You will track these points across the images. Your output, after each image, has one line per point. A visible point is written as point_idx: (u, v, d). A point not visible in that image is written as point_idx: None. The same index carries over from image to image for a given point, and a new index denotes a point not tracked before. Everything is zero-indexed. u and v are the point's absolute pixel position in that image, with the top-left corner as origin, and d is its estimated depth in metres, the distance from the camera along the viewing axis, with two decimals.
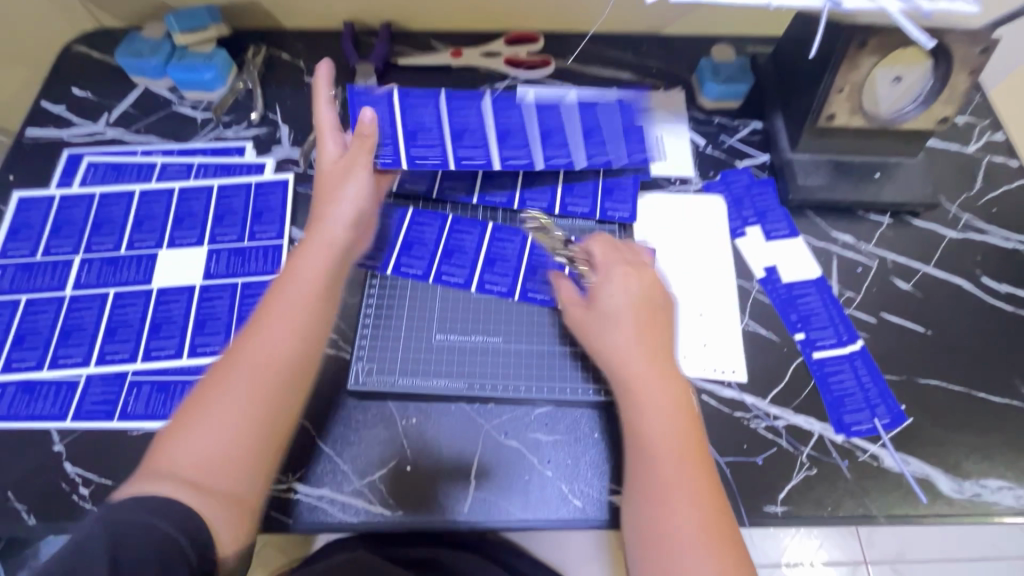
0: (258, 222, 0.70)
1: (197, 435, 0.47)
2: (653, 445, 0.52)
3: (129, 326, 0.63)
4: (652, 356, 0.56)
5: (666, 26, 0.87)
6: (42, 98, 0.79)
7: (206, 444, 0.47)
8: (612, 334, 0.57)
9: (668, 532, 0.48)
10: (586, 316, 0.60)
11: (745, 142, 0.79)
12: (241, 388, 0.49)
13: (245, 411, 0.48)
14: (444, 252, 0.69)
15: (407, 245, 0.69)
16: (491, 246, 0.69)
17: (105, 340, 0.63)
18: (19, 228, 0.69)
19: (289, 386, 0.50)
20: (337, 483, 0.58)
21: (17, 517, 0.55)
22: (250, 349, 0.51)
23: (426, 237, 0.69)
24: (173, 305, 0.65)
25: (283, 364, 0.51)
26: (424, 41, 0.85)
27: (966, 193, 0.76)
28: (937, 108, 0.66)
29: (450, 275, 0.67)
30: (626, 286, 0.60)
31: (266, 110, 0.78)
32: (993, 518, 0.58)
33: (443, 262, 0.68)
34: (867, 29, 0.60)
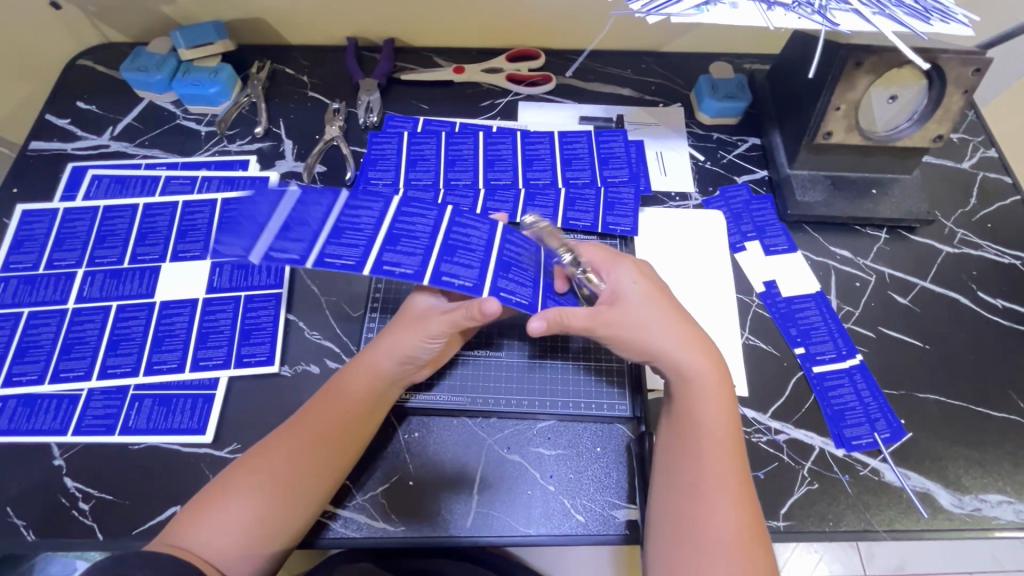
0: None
1: (236, 501, 0.48)
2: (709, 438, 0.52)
3: (132, 339, 0.63)
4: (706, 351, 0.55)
5: (665, 44, 0.88)
6: (47, 111, 0.79)
7: (222, 523, 0.47)
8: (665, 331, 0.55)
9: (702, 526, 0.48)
10: (620, 311, 0.56)
11: (744, 158, 0.80)
12: (257, 492, 0.49)
13: (265, 506, 0.49)
14: (388, 238, 0.54)
15: (339, 229, 0.53)
16: (451, 234, 0.57)
17: (108, 353, 0.63)
18: (22, 240, 0.69)
19: (293, 508, 0.50)
20: (346, 501, 0.58)
21: (16, 533, 0.55)
22: (276, 456, 0.51)
23: (363, 223, 0.54)
24: (177, 318, 0.65)
25: (296, 484, 0.50)
26: (427, 57, 0.87)
27: (961, 209, 0.77)
28: (931, 127, 0.67)
29: (396, 265, 0.53)
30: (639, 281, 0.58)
31: (269, 124, 0.79)
32: (992, 532, 0.58)
33: (387, 249, 0.54)
34: (862, 50, 0.61)
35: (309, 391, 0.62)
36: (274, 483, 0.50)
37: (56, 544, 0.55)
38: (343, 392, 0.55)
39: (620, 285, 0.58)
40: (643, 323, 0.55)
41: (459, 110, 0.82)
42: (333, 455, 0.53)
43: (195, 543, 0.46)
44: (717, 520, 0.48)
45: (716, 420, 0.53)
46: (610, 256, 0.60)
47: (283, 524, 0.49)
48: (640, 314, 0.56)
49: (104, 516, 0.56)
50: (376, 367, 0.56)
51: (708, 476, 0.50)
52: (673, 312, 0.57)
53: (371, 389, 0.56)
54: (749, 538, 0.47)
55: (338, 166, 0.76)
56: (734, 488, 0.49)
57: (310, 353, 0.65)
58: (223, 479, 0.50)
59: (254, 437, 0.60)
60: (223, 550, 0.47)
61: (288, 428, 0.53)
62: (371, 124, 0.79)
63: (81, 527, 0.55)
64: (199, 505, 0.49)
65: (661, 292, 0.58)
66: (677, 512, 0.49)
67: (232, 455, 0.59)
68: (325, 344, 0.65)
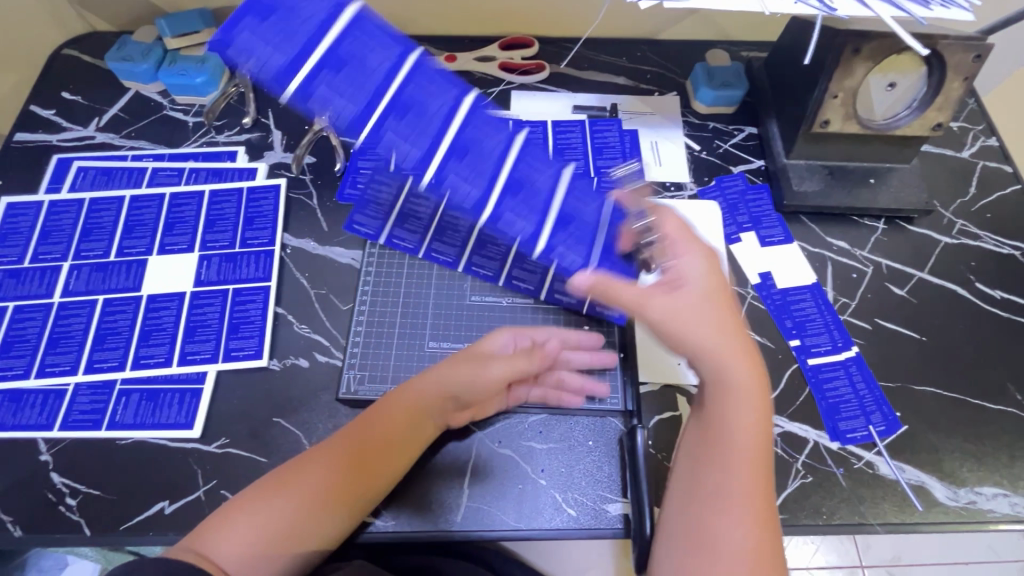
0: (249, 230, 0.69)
1: (266, 508, 0.48)
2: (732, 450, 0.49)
3: (119, 333, 0.63)
4: (735, 338, 0.52)
5: (661, 31, 0.87)
6: (32, 102, 0.78)
7: (245, 532, 0.46)
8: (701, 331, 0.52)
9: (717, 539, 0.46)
10: (663, 294, 0.54)
11: (740, 147, 0.78)
12: (285, 507, 0.48)
13: (289, 518, 0.48)
14: (437, 230, 0.70)
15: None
16: (482, 224, 0.63)
17: (94, 348, 0.62)
18: (8, 233, 0.68)
19: (322, 523, 0.49)
20: (377, 512, 0.57)
21: (3, 528, 0.55)
22: (307, 475, 0.50)
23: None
24: (164, 312, 0.64)
25: (327, 499, 0.50)
26: (418, 45, 0.85)
27: (960, 198, 0.76)
28: (931, 114, 0.66)
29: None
30: (697, 264, 0.56)
31: (258, 115, 0.78)
32: (988, 526, 0.58)
33: (434, 241, 0.70)
34: (859, 35, 0.59)
35: (298, 385, 0.62)
36: (306, 493, 0.49)
37: (42, 540, 0.55)
38: (385, 414, 0.55)
39: (681, 270, 0.55)
40: (683, 313, 0.53)
41: None
42: (370, 474, 0.52)
43: (220, 548, 0.45)
44: (733, 534, 0.46)
45: (741, 431, 0.50)
46: (688, 241, 0.57)
47: (309, 537, 0.48)
48: (682, 302, 0.53)
49: (92, 511, 0.55)
50: (420, 392, 0.56)
51: (729, 490, 0.48)
52: (726, 308, 0.54)
53: (412, 412, 0.55)
54: (764, 553, 0.45)
55: (327, 157, 0.75)
56: (757, 502, 0.47)
57: (299, 347, 0.64)
58: (254, 487, 0.50)
59: (243, 431, 0.59)
60: (245, 556, 0.45)
61: (323, 445, 0.53)
62: None
63: (67, 522, 0.55)
64: (225, 510, 0.48)
65: (720, 287, 0.55)
66: (692, 523, 0.48)
67: (220, 450, 0.58)
68: (314, 338, 0.65)
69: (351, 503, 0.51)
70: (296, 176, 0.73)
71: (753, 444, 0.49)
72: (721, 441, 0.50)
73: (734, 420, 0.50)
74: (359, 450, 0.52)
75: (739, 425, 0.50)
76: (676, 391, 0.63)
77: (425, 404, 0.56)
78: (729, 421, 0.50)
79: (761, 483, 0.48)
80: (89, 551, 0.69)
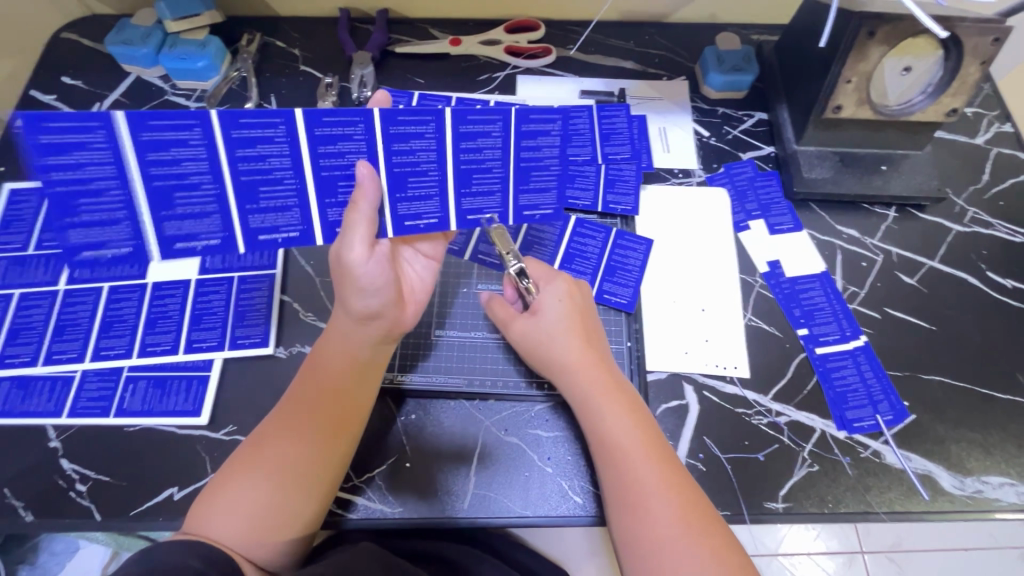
0: (330, 197, 0.49)
1: (242, 489, 0.48)
2: (635, 450, 0.51)
3: (90, 152, 0.42)
4: (604, 359, 0.57)
5: (670, 14, 0.85)
6: (32, 87, 0.77)
7: (231, 509, 0.47)
8: (554, 342, 0.57)
9: (649, 536, 0.47)
10: (528, 326, 0.59)
11: (750, 134, 0.77)
12: (259, 483, 0.48)
13: (264, 493, 0.48)
14: (396, 182, 0.50)
15: (399, 180, 0.50)
16: (397, 163, 0.49)
17: (44, 155, 0.41)
18: (10, 220, 0.68)
19: (301, 492, 0.49)
20: (368, 492, 0.57)
21: (14, 514, 0.55)
22: (267, 453, 0.49)
23: (421, 161, 0.49)
24: (144, 158, 0.43)
25: (294, 465, 0.49)
26: (422, 29, 0.84)
27: (973, 185, 0.75)
28: (946, 100, 0.64)
29: (418, 216, 0.53)
30: (567, 296, 0.59)
31: (261, 100, 0.77)
32: (993, 514, 0.58)
33: (396, 198, 0.51)
34: (876, 18, 0.58)
35: None
36: (273, 468, 0.49)
37: (53, 525, 0.55)
38: (326, 367, 0.53)
39: (540, 299, 0.59)
40: (539, 339, 0.57)
41: (456, 84, 0.80)
42: (326, 430, 0.51)
43: (210, 527, 0.46)
44: (660, 518, 0.47)
45: (625, 433, 0.52)
46: (549, 273, 0.62)
47: (295, 511, 0.49)
48: (537, 335, 0.58)
49: (101, 497, 0.56)
50: (352, 336, 0.54)
51: (637, 483, 0.49)
52: (578, 327, 0.58)
53: (352, 356, 0.54)
54: (703, 543, 0.46)
55: None
56: (670, 484, 0.49)
57: (305, 335, 0.64)
58: (226, 468, 0.50)
59: (250, 418, 0.59)
60: (235, 534, 0.46)
61: (278, 413, 0.52)
62: (365, 99, 0.76)
63: (78, 507, 0.55)
64: (206, 495, 0.48)
65: (580, 315, 0.59)
66: (626, 524, 0.49)
67: (228, 437, 0.59)
68: (320, 326, 0.65)
69: (318, 471, 0.50)
70: None
71: (643, 438, 0.52)
72: (614, 447, 0.52)
73: (610, 422, 0.53)
74: (315, 413, 0.51)
75: (621, 426, 0.52)
76: (682, 379, 0.63)
77: (358, 342, 0.54)
78: (608, 421, 0.53)
79: (659, 462, 0.50)
80: (97, 537, 0.70)
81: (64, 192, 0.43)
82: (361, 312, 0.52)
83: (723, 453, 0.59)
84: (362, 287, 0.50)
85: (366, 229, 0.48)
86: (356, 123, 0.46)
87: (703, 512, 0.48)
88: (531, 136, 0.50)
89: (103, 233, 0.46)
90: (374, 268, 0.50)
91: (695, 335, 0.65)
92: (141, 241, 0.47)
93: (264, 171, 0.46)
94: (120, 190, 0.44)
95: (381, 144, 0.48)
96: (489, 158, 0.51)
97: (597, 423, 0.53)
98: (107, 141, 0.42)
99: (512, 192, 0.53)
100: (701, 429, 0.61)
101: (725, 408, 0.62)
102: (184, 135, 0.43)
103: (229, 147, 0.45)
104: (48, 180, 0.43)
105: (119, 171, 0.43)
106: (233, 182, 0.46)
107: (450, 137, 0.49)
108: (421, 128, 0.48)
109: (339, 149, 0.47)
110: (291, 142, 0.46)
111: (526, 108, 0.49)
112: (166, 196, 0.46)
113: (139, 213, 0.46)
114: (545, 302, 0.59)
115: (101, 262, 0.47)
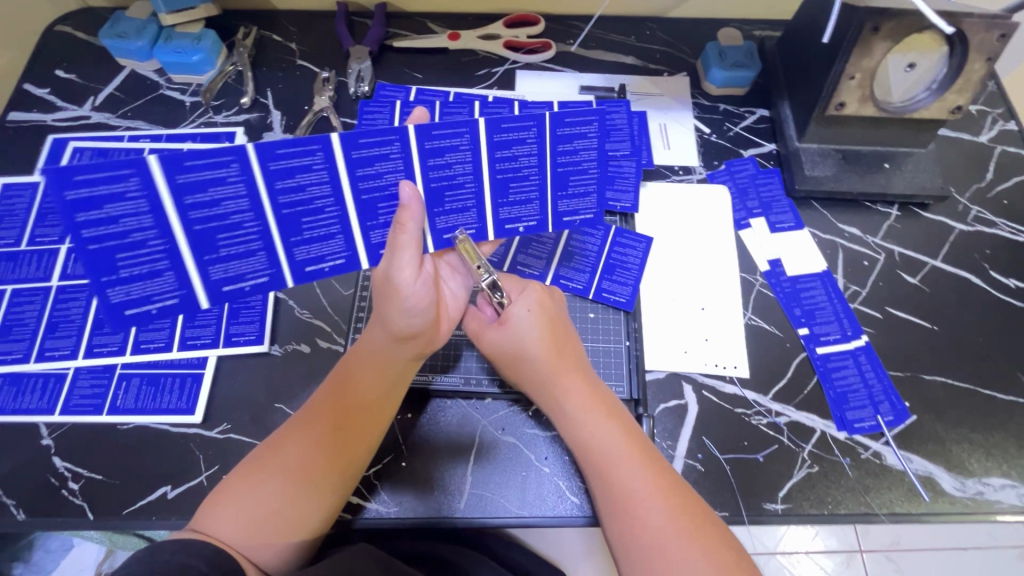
0: (370, 219, 0.51)
1: (255, 487, 0.47)
2: (624, 461, 0.50)
3: (125, 204, 0.43)
4: (582, 371, 0.55)
5: (671, 9, 0.84)
6: (25, 80, 0.76)
7: (243, 511, 0.46)
8: (527, 354, 0.55)
9: (642, 547, 0.46)
10: (497, 335, 0.56)
11: (751, 131, 0.76)
12: (274, 487, 0.47)
13: (280, 498, 0.47)
14: (364, 208, 0.51)
15: (368, 206, 0.51)
16: (364, 188, 0.49)
17: (77, 211, 0.41)
18: (3, 215, 0.67)
19: (318, 498, 0.49)
20: (362, 491, 0.57)
21: (6, 512, 0.55)
22: (281, 457, 0.49)
23: (388, 182, 0.50)
24: (183, 207, 0.44)
25: (315, 471, 0.49)
26: (420, 23, 0.83)
27: (976, 184, 0.74)
28: (950, 97, 0.64)
29: (456, 226, 0.55)
30: (538, 303, 0.57)
31: (257, 94, 0.76)
32: (993, 516, 0.57)
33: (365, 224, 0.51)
34: (880, 13, 0.57)
35: (300, 371, 0.61)
36: (288, 469, 0.48)
37: (46, 524, 0.54)
38: (356, 376, 0.53)
39: (508, 310, 0.56)
40: (517, 352, 0.55)
41: (454, 79, 0.79)
42: (349, 440, 0.51)
43: (220, 526, 0.46)
44: (653, 524, 0.47)
45: (610, 439, 0.51)
46: (519, 283, 0.59)
47: (304, 515, 0.48)
48: (511, 346, 0.56)
49: (94, 495, 0.55)
50: (383, 350, 0.53)
51: (626, 490, 0.48)
52: (550, 337, 0.56)
53: (381, 370, 0.53)
54: (700, 549, 0.45)
55: None
56: (663, 488, 0.48)
57: (300, 333, 0.63)
58: (243, 465, 0.49)
59: (244, 416, 0.59)
60: (241, 532, 0.46)
61: (301, 416, 0.52)
62: (362, 94, 0.75)
63: (70, 506, 0.55)
64: (216, 494, 0.48)
65: (555, 325, 0.57)
66: (619, 536, 0.48)
67: (222, 436, 0.58)
68: (316, 323, 0.64)
69: (338, 480, 0.50)
70: None
71: (632, 448, 0.51)
72: (604, 458, 0.50)
73: (593, 429, 0.52)
74: (335, 418, 0.51)
75: (605, 434, 0.51)
76: (681, 379, 0.62)
77: (390, 358, 0.53)
78: (591, 429, 0.52)
79: (651, 467, 0.50)
80: (90, 534, 0.69)
81: (101, 249, 0.44)
82: (402, 331, 0.52)
83: (721, 454, 0.59)
84: (406, 307, 0.51)
85: (414, 251, 0.51)
86: (391, 143, 0.47)
87: (701, 517, 0.47)
88: (568, 139, 0.52)
89: (146, 287, 0.47)
90: (420, 289, 0.52)
91: (694, 334, 0.64)
92: (187, 288, 0.49)
93: (305, 201, 0.48)
94: (162, 241, 0.45)
95: (417, 161, 0.49)
96: (525, 165, 0.52)
97: (580, 431, 0.52)
98: (141, 188, 0.42)
99: (547, 194, 0.55)
100: (700, 429, 0.60)
101: (724, 409, 0.61)
102: (222, 173, 0.44)
103: (266, 183, 0.46)
104: (81, 236, 0.42)
105: (158, 222, 0.44)
106: (275, 216, 0.48)
107: (485, 147, 0.50)
108: (456, 141, 0.49)
109: (376, 170, 0.48)
110: (329, 166, 0.47)
111: (496, 120, 0.48)
112: (208, 239, 0.47)
113: (182, 261, 0.47)
114: (515, 314, 0.56)
115: (147, 315, 0.49)
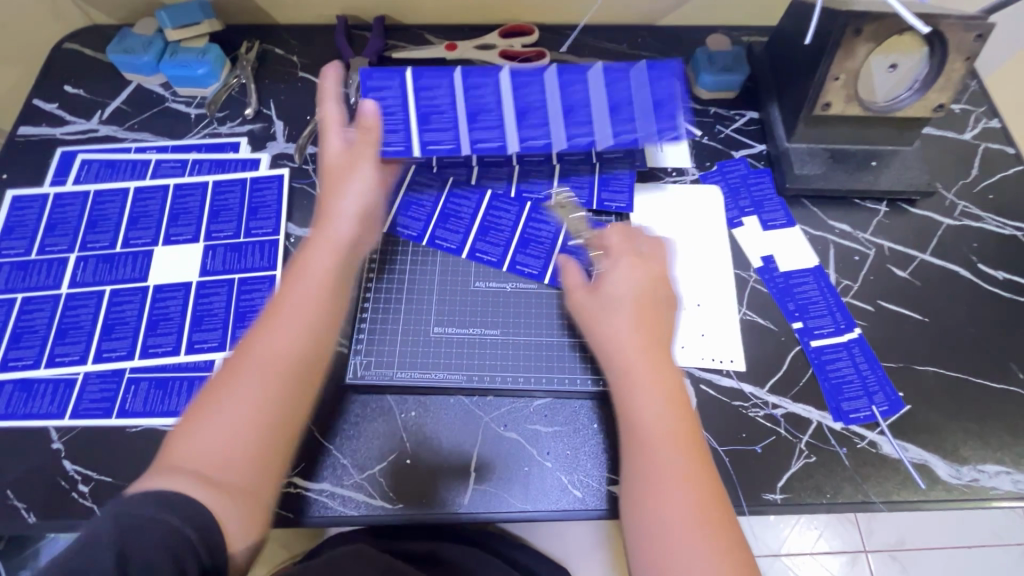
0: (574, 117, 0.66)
1: (213, 420, 0.47)
2: (659, 443, 0.51)
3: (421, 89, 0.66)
4: (647, 344, 0.56)
5: (661, 17, 0.87)
6: (34, 96, 0.78)
7: (210, 445, 0.46)
8: (607, 320, 0.57)
9: (657, 531, 0.48)
10: (587, 300, 0.60)
11: (741, 133, 0.78)
12: (239, 410, 0.48)
13: (246, 419, 0.47)
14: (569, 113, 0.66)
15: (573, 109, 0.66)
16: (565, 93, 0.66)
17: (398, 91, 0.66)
18: (14, 226, 0.69)
19: (291, 405, 0.50)
20: (338, 477, 0.58)
21: (17, 515, 0.55)
22: (238, 381, 0.49)
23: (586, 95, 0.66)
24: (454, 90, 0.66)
25: (282, 378, 0.50)
26: (418, 36, 0.85)
27: (962, 180, 0.76)
28: (932, 96, 0.66)
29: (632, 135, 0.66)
30: (636, 279, 0.59)
31: (260, 106, 0.78)
32: (989, 502, 0.58)
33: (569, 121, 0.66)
34: (861, 17, 0.59)
35: None
36: (247, 390, 0.49)
37: (56, 525, 0.55)
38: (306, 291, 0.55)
39: (607, 280, 0.59)
40: (592, 316, 0.58)
41: None
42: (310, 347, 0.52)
43: (183, 461, 0.45)
44: (666, 505, 0.49)
45: (657, 418, 0.52)
46: (620, 248, 0.61)
47: (268, 435, 0.48)
48: (595, 308, 0.59)
49: (104, 497, 0.56)
50: (331, 259, 0.57)
51: (653, 469, 0.50)
52: (643, 309, 0.57)
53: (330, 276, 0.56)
54: (716, 544, 0.47)
55: None
56: (689, 472, 0.50)
57: None
58: (195, 403, 0.49)
59: None
60: (209, 464, 0.45)
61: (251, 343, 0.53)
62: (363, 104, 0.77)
63: (80, 509, 0.56)
64: (177, 434, 0.48)
65: (650, 299, 0.58)
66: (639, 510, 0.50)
67: None
68: None
69: (303, 387, 0.51)
70: (300, 167, 0.73)
71: (671, 430, 0.52)
72: (641, 436, 0.52)
73: (642, 405, 0.53)
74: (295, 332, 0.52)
75: (653, 411, 0.52)
76: None
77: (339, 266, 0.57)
78: (641, 401, 0.53)
79: (684, 452, 0.51)
80: None
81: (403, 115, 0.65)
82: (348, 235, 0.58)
83: (721, 446, 0.60)
84: (339, 212, 0.59)
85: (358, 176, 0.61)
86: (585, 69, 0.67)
87: (719, 509, 0.49)
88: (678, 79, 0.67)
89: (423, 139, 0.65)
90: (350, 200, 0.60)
91: (692, 330, 0.66)
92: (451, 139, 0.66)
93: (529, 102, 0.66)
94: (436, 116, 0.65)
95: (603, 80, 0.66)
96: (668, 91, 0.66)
97: (633, 403, 0.54)
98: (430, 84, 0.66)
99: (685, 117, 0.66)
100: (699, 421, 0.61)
101: (723, 402, 0.62)
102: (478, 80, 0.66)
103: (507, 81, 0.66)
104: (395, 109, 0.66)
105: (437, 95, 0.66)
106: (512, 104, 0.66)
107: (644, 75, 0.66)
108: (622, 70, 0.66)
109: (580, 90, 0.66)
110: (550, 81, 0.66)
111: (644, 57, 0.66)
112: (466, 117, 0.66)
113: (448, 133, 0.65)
114: (610, 282, 0.59)
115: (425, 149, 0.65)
